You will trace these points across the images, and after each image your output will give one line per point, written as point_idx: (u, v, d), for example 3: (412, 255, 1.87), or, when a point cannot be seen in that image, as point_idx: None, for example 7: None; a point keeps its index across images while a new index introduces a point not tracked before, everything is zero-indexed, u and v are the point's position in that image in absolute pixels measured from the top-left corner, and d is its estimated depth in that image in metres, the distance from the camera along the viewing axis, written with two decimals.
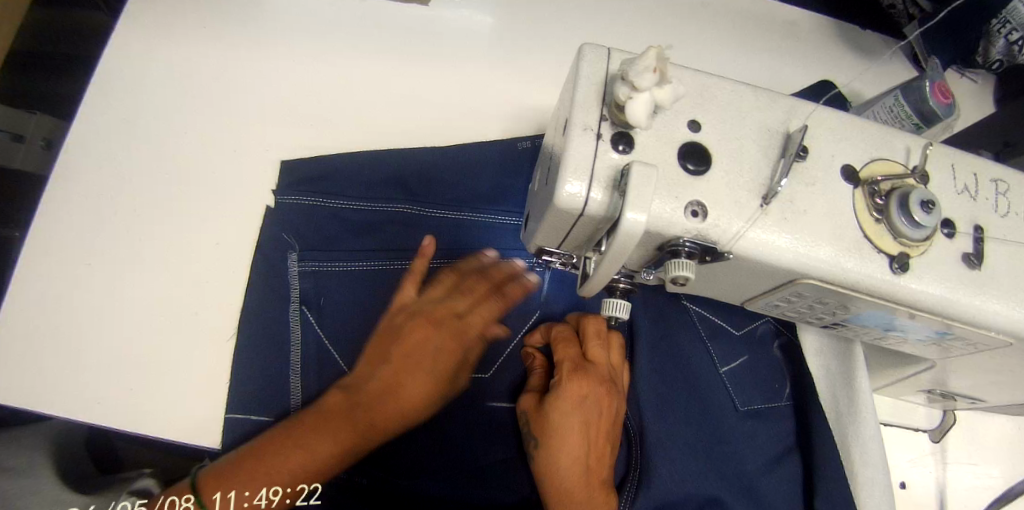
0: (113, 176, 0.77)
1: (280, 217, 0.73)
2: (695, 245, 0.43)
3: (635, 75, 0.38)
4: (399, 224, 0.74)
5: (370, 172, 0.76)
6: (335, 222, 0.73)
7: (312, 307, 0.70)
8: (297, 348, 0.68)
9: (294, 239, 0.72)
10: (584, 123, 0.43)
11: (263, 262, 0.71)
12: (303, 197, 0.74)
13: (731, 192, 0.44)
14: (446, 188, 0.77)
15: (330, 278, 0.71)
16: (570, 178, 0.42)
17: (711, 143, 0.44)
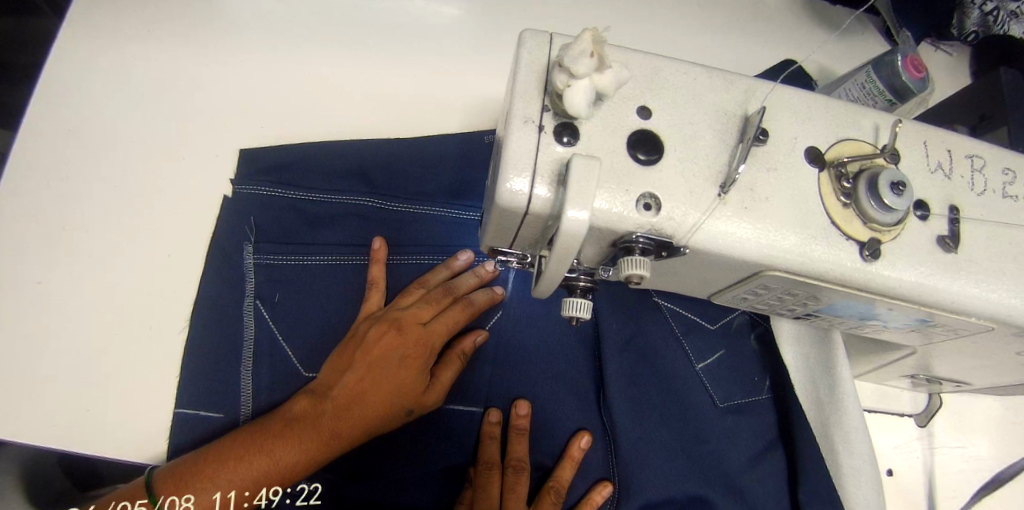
0: (57, 186, 0.73)
1: (235, 209, 0.70)
2: (650, 240, 0.40)
3: (572, 60, 0.35)
4: (361, 219, 0.71)
5: (330, 165, 0.73)
6: (293, 214, 0.70)
7: (267, 301, 0.67)
8: (250, 347, 0.65)
9: (250, 230, 0.69)
10: (525, 115, 0.40)
11: (219, 252, 0.69)
12: (261, 187, 0.71)
13: (686, 182, 0.40)
14: (409, 180, 0.74)
15: (286, 271, 0.68)
16: (511, 174, 0.39)
17: (663, 130, 0.41)
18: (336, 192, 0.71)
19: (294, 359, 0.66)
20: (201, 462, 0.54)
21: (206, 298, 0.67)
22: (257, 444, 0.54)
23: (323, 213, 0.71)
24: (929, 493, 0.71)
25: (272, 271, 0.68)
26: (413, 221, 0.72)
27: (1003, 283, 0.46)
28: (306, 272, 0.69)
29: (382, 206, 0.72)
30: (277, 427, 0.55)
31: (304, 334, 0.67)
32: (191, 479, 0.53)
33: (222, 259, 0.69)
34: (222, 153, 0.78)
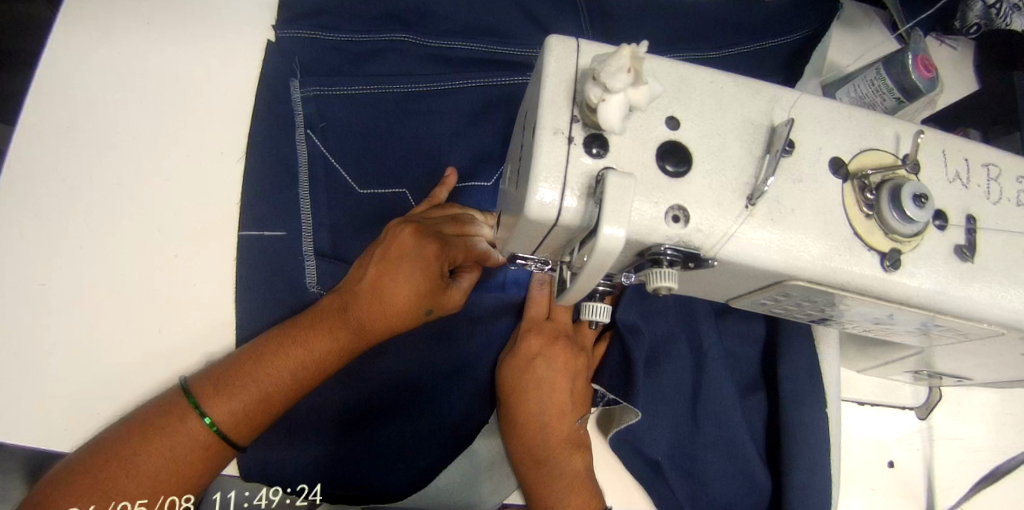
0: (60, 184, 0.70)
1: (281, 52, 0.71)
2: (677, 252, 0.40)
3: (608, 76, 0.34)
4: (403, 53, 0.72)
5: (360, 9, 0.72)
6: (336, 54, 0.71)
7: (316, 129, 0.70)
8: (305, 185, 0.68)
9: (298, 68, 0.71)
10: (554, 126, 0.39)
11: (267, 88, 0.71)
12: (303, 30, 0.71)
13: (715, 194, 0.41)
14: (444, 21, 0.73)
15: (332, 102, 0.70)
16: (542, 186, 0.38)
17: (692, 141, 0.41)
18: (372, 34, 0.71)
19: (348, 178, 0.70)
20: (237, 366, 0.54)
21: (259, 137, 0.69)
22: (289, 338, 0.55)
23: (367, 52, 0.72)
24: (927, 483, 0.73)
25: (324, 106, 0.70)
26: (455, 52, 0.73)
27: (1015, 292, 0.47)
28: (356, 110, 0.71)
29: (422, 44, 0.72)
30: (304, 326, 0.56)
31: (355, 160, 0.71)
32: (225, 378, 0.53)
33: (273, 98, 0.71)
34: (227, 149, 0.75)
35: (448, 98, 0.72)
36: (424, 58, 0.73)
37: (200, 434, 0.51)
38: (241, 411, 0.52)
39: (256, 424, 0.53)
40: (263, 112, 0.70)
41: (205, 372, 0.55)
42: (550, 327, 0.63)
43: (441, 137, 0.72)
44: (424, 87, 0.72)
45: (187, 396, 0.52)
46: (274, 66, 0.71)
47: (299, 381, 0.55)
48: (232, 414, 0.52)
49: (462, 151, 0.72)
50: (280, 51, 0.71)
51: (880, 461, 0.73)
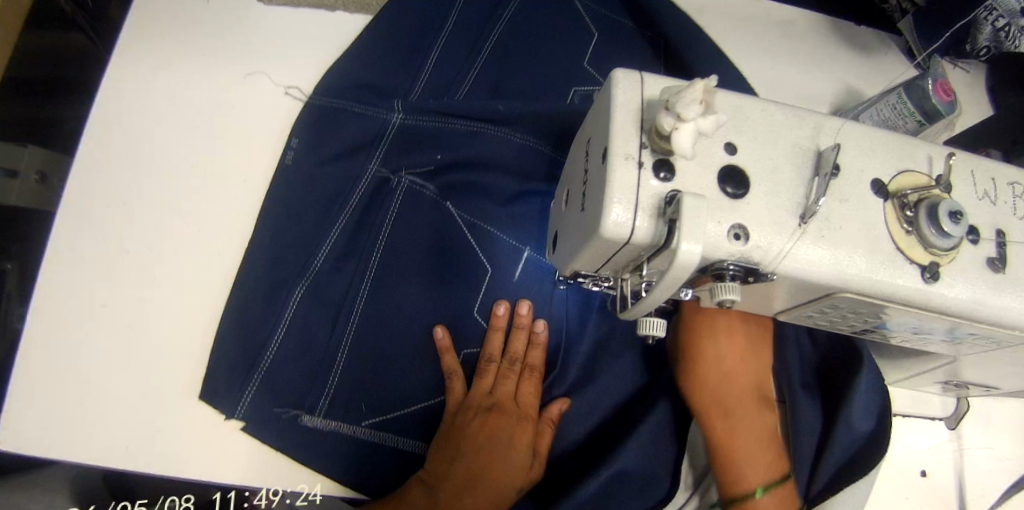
0: (111, 198, 0.68)
1: (276, 200, 0.65)
2: (739, 267, 0.44)
3: (682, 107, 0.39)
4: (341, 171, 0.66)
5: (330, 111, 0.67)
6: (331, 179, 0.66)
7: (347, 262, 0.64)
8: (354, 323, 0.62)
9: (295, 210, 0.65)
10: (626, 152, 0.43)
11: (263, 251, 0.63)
12: (286, 167, 0.66)
13: (772, 213, 0.44)
14: (355, 118, 0.66)
15: (349, 236, 0.64)
16: (616, 207, 0.42)
17: (749, 165, 0.45)
18: (357, 141, 0.66)
19: (393, 305, 0.63)
20: None
21: (227, 365, 0.60)
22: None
23: (299, 178, 0.66)
24: (960, 493, 0.75)
25: (269, 260, 0.62)
26: (366, 148, 0.66)
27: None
28: (306, 246, 0.64)
29: (337, 158, 0.66)
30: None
31: (395, 283, 0.64)
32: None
33: (276, 252, 0.63)
34: None
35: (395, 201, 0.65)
36: (349, 173, 0.66)
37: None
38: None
39: None
40: (228, 369, 0.60)
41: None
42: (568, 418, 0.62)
43: (408, 235, 0.65)
44: (434, 185, 0.66)
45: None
46: (214, 391, 0.60)
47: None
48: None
49: (434, 247, 0.65)
50: (232, 307, 0.62)
51: (913, 472, 0.75)
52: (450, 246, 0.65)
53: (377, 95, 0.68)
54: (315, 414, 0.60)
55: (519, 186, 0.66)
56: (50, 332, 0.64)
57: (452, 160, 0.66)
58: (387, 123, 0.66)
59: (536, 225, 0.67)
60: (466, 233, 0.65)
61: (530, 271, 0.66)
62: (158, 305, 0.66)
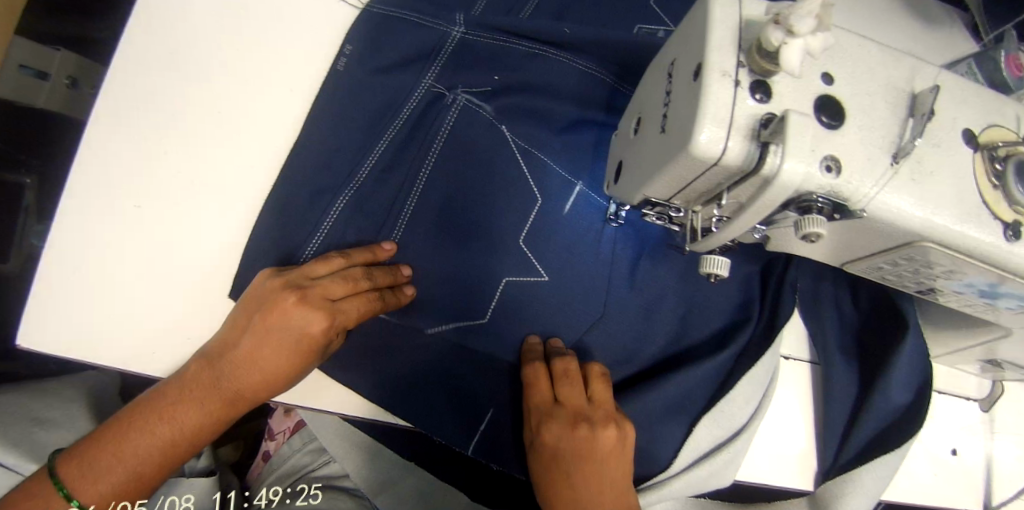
0: (150, 100, 0.65)
1: (325, 103, 0.64)
2: (827, 201, 0.42)
3: (797, 19, 0.37)
4: (389, 85, 0.64)
5: (386, 17, 0.65)
6: (379, 91, 0.64)
7: (393, 173, 0.62)
8: (397, 230, 0.61)
9: (342, 116, 0.63)
10: (722, 68, 0.41)
11: (304, 151, 0.62)
12: (334, 70, 0.65)
13: (865, 149, 0.43)
14: (410, 28, 0.64)
15: (396, 148, 0.62)
16: (707, 125, 0.40)
17: (845, 97, 0.43)
18: (410, 50, 0.64)
19: (435, 214, 0.61)
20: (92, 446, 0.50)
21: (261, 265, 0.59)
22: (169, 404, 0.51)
23: (348, 86, 0.64)
24: (986, 475, 0.75)
25: (315, 167, 0.62)
26: (418, 62, 0.64)
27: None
28: (350, 156, 0.62)
29: (389, 71, 0.65)
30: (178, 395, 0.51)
31: (438, 200, 0.61)
32: (82, 455, 0.49)
33: (317, 157, 0.62)
34: None
35: (446, 117, 0.63)
36: (398, 86, 0.64)
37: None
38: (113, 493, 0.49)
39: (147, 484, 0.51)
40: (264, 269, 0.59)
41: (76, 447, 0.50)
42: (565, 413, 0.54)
43: (456, 154, 0.62)
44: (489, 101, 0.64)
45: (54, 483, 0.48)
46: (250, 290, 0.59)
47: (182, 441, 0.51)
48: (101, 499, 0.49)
49: (481, 169, 0.62)
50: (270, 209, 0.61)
51: (944, 450, 0.74)
52: (498, 169, 0.62)
53: (434, 6, 0.65)
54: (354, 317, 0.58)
55: (579, 113, 0.64)
56: (84, 231, 0.62)
57: (510, 82, 0.64)
58: (445, 37, 0.64)
59: (592, 158, 0.65)
60: (518, 158, 0.63)
61: (582, 204, 0.63)
62: (196, 214, 0.64)
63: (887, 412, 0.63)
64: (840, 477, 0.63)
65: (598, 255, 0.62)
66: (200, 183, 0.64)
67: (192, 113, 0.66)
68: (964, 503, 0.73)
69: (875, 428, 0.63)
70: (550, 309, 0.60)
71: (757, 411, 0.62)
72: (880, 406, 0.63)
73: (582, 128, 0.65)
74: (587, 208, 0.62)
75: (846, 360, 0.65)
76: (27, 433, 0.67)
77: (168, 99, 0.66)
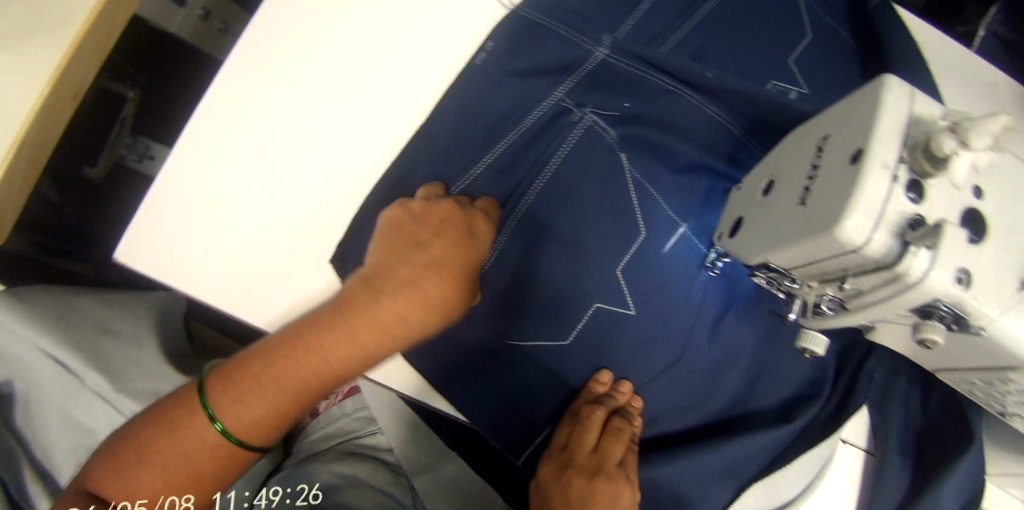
0: (291, 54, 0.68)
1: (461, 91, 0.68)
2: (951, 310, 0.43)
3: (977, 133, 0.38)
4: (524, 90, 0.69)
5: (539, 25, 0.70)
6: (512, 92, 0.68)
7: (509, 172, 0.66)
8: (505, 225, 0.63)
9: (473, 108, 0.67)
10: (884, 161, 0.42)
11: (431, 130, 0.66)
12: (479, 60, 0.69)
13: (998, 269, 0.44)
14: (556, 41, 0.69)
15: (518, 151, 0.66)
16: (859, 211, 0.41)
17: (992, 214, 0.44)
18: (553, 62, 0.69)
19: (540, 218, 0.64)
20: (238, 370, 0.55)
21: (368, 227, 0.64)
22: (320, 326, 0.55)
23: (485, 80, 0.68)
24: None
25: (438, 149, 0.66)
26: (554, 74, 0.69)
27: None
28: (473, 146, 0.67)
29: (525, 75, 0.69)
30: (329, 317, 0.55)
31: (546, 207, 0.64)
32: (235, 378, 0.54)
33: (438, 140, 0.66)
34: None
35: (573, 133, 0.66)
36: (534, 94, 0.68)
37: (209, 444, 0.53)
38: (259, 414, 0.54)
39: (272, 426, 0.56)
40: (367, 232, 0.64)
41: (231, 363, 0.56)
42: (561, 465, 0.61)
43: (573, 168, 0.65)
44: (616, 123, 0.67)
45: (202, 399, 0.54)
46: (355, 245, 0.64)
47: (334, 374, 0.56)
48: (243, 425, 0.54)
49: (596, 187, 0.65)
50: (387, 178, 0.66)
51: None
52: (611, 191, 0.64)
53: (584, 25, 0.71)
54: None
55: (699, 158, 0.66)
56: (206, 162, 0.65)
57: (638, 112, 0.68)
58: (589, 55, 0.68)
59: (701, 200, 0.66)
60: (632, 189, 0.65)
61: (684, 244, 0.64)
62: (311, 170, 0.66)
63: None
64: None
65: (688, 299, 0.63)
66: (321, 142, 0.67)
67: (329, 71, 0.68)
68: None
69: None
70: (633, 345, 0.62)
71: (804, 490, 0.65)
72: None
73: (698, 172, 0.67)
74: (688, 252, 0.64)
75: (903, 459, 0.65)
76: (93, 341, 0.69)
77: (310, 56, 0.68)
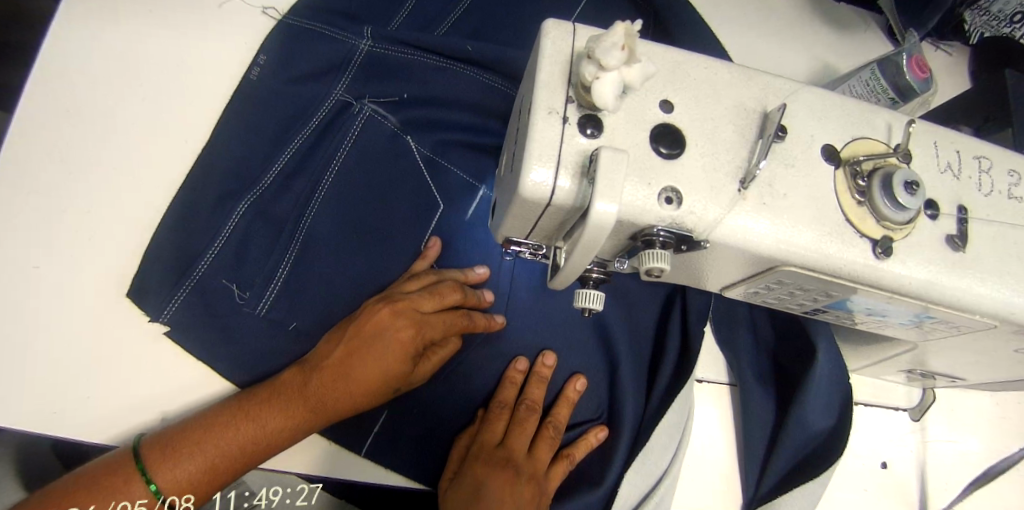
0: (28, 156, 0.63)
1: (241, 110, 0.66)
2: (669, 234, 0.40)
3: (602, 53, 0.35)
4: (298, 95, 0.68)
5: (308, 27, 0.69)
6: (289, 101, 0.68)
7: (299, 175, 0.65)
8: (300, 229, 0.64)
9: (253, 123, 0.66)
10: (549, 106, 0.39)
11: (215, 156, 0.64)
12: (253, 74, 0.68)
13: (708, 176, 0.41)
14: (323, 41, 0.68)
15: (308, 154, 0.66)
16: (536, 164, 0.39)
17: (686, 125, 0.41)
18: (325, 53, 0.68)
19: (336, 211, 0.65)
20: (182, 432, 0.52)
21: (162, 260, 0.61)
22: (246, 410, 0.54)
23: (263, 92, 0.67)
24: (921, 486, 0.77)
25: (227, 168, 0.64)
26: (332, 71, 0.68)
27: (1019, 289, 0.47)
28: (260, 160, 0.65)
29: (301, 82, 0.68)
30: (267, 399, 0.55)
31: (341, 202, 0.66)
32: (175, 442, 0.51)
33: (221, 161, 0.64)
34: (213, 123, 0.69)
35: (349, 125, 0.67)
36: (310, 93, 0.68)
37: (143, 499, 0.50)
38: (186, 478, 0.51)
39: (198, 493, 0.52)
40: (163, 269, 0.60)
41: (161, 432, 0.53)
42: (501, 454, 0.61)
43: (356, 160, 0.67)
44: (398, 107, 0.69)
45: (135, 460, 0.51)
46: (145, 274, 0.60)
47: (266, 439, 0.53)
48: (180, 484, 0.51)
49: (387, 176, 0.68)
50: (174, 210, 0.62)
51: (874, 463, 0.77)
52: (405, 174, 0.69)
53: (348, 21, 0.70)
54: (258, 307, 0.62)
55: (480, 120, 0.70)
56: None
57: (417, 95, 0.70)
58: (354, 50, 0.68)
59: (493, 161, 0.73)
60: (423, 166, 0.70)
61: (483, 205, 0.72)
62: (86, 267, 0.60)
63: (806, 439, 0.65)
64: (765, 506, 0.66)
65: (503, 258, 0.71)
66: (92, 236, 0.61)
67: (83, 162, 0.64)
68: None
69: (790, 461, 0.65)
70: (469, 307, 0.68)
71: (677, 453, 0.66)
72: (797, 430, 0.64)
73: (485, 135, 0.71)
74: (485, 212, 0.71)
75: (761, 384, 0.69)
76: None
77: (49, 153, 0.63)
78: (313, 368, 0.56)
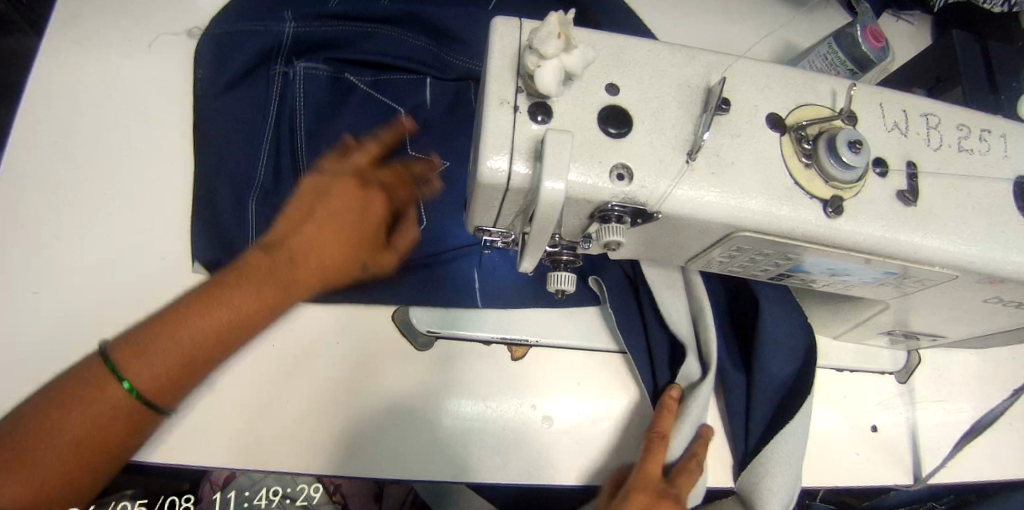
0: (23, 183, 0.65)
1: (214, 56, 0.70)
2: (624, 209, 0.42)
3: (540, 42, 0.37)
4: (250, 36, 0.70)
5: None
6: (251, 43, 0.70)
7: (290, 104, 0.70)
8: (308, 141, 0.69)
9: (228, 71, 0.70)
10: (500, 97, 0.42)
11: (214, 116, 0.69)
12: (216, 31, 0.71)
13: (656, 151, 0.43)
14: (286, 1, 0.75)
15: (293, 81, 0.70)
16: (491, 153, 0.41)
17: (632, 105, 0.44)
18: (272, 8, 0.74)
19: (338, 124, 0.71)
20: (148, 331, 0.50)
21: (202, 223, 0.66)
22: (216, 289, 0.52)
23: (221, 45, 0.71)
24: (913, 446, 0.78)
25: (221, 126, 0.69)
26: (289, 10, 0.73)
27: (975, 239, 0.49)
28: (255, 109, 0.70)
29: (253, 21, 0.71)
30: (238, 279, 0.53)
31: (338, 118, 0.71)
32: (144, 339, 0.49)
33: (225, 118, 0.69)
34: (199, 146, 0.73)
35: (308, 67, 0.71)
36: (258, 31, 0.70)
37: (122, 400, 0.48)
38: (162, 371, 0.49)
39: (177, 383, 0.50)
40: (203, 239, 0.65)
41: (129, 334, 0.50)
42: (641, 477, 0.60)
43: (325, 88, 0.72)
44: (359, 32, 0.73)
45: (108, 361, 0.48)
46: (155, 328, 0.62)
47: (250, 322, 0.53)
48: (154, 377, 0.48)
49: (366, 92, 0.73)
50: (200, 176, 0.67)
51: (865, 427, 0.78)
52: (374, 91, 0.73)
53: None
54: None
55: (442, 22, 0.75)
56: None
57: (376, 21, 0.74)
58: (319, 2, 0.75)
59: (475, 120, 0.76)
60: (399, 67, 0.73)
61: (438, 93, 0.75)
62: (81, 287, 0.62)
63: (773, 387, 0.67)
64: (754, 465, 0.66)
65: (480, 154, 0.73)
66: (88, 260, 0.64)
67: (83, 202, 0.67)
68: (892, 475, 0.76)
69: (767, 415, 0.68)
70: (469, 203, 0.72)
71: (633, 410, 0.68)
72: (764, 385, 0.67)
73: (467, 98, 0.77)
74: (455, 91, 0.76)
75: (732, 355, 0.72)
76: None
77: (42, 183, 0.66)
78: (279, 243, 0.55)
